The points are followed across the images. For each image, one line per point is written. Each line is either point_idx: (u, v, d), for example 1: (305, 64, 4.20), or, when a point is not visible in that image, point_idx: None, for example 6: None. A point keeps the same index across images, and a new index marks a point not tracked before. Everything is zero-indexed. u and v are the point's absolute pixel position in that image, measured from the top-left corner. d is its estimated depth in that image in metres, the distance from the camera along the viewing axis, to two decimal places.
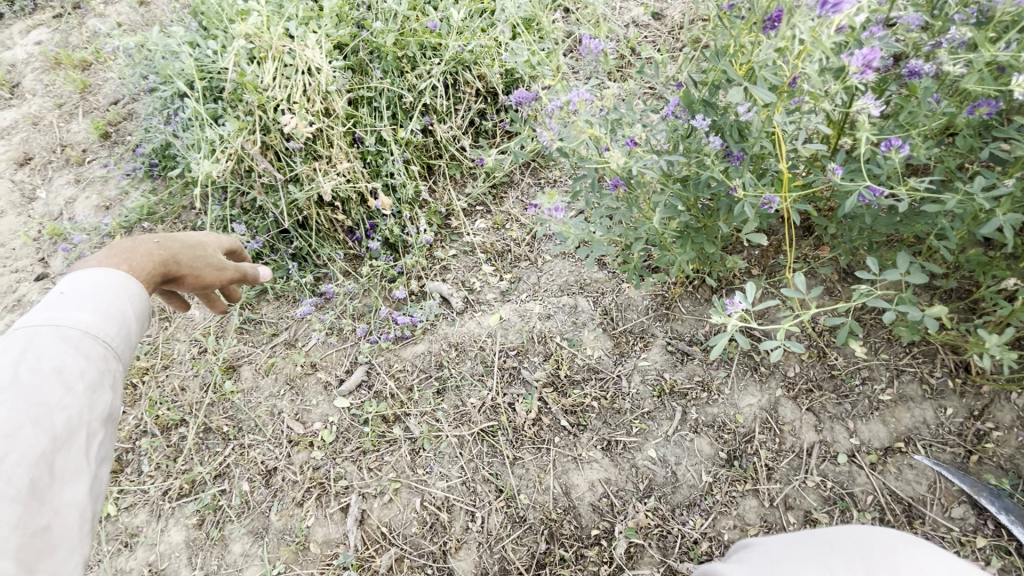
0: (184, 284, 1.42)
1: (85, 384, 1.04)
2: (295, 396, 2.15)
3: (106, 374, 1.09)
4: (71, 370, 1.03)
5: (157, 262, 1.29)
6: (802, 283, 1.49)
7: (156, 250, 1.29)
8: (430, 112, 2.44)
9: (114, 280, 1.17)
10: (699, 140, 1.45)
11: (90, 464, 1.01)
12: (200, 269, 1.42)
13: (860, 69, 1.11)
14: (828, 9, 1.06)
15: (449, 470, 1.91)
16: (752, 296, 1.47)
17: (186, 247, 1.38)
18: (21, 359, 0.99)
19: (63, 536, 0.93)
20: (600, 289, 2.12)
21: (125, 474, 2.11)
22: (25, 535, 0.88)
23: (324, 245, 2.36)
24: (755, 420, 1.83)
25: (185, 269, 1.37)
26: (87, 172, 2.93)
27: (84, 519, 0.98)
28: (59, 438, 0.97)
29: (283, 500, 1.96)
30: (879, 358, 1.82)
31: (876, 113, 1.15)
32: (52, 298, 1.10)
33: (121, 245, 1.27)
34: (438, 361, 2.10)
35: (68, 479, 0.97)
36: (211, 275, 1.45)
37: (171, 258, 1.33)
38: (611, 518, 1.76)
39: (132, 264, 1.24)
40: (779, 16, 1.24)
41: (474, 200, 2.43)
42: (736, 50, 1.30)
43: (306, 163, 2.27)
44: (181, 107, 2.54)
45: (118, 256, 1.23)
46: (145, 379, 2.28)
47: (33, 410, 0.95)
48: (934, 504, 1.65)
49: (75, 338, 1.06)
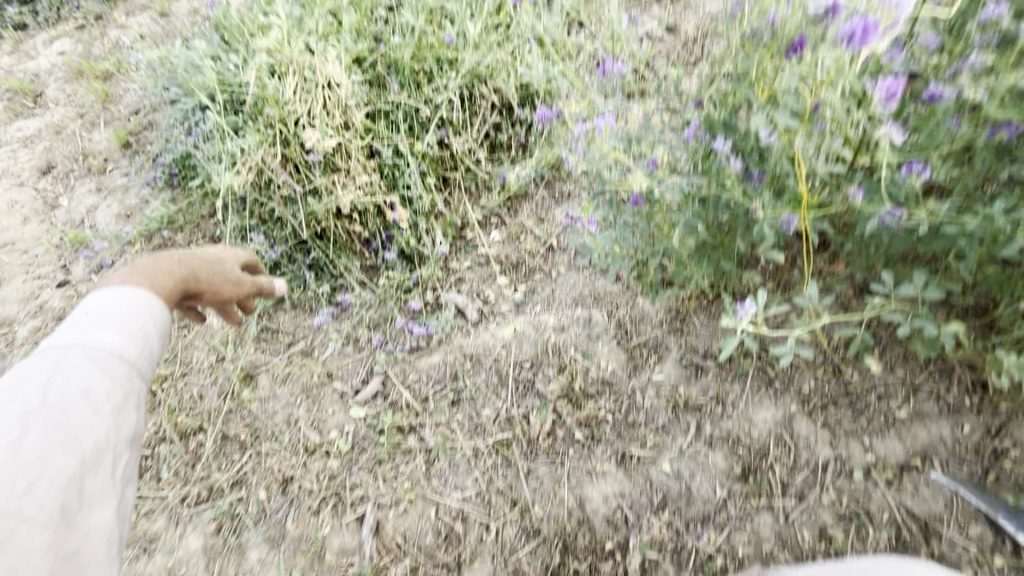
0: (203, 300, 1.47)
1: (112, 406, 1.06)
2: (312, 405, 2.17)
3: (132, 394, 1.11)
4: (97, 392, 1.05)
5: (177, 279, 1.30)
6: (814, 291, 1.54)
7: (177, 267, 1.31)
8: (446, 124, 2.47)
9: (138, 300, 1.18)
10: (720, 162, 1.50)
11: (116, 486, 1.04)
12: (218, 286, 1.47)
13: (883, 99, 1.14)
14: (856, 42, 1.15)
15: (464, 481, 1.93)
16: (763, 302, 1.50)
17: (207, 264, 1.42)
18: (50, 381, 1.02)
19: (91, 560, 0.96)
20: (614, 302, 2.13)
21: (144, 480, 2.14)
22: (57, 561, 0.91)
23: (342, 256, 2.37)
24: (770, 435, 1.84)
25: (205, 286, 1.41)
26: (109, 180, 2.99)
27: (111, 541, 1.01)
28: (87, 461, 1.00)
29: (300, 508, 1.98)
30: (895, 375, 1.82)
31: (899, 140, 1.16)
32: (77, 318, 1.12)
33: (143, 263, 1.29)
34: (453, 372, 2.12)
35: (96, 502, 1.00)
36: (228, 291, 1.51)
37: (191, 275, 1.34)
38: (625, 532, 1.77)
39: (153, 282, 1.24)
40: (802, 43, 1.28)
41: (489, 212, 2.45)
42: (759, 75, 1.39)
43: (325, 175, 2.31)
44: (202, 119, 2.60)
45: (140, 274, 1.24)
46: (164, 386, 2.32)
47: (62, 433, 0.98)
48: (951, 522, 1.65)
49: (101, 359, 1.09)
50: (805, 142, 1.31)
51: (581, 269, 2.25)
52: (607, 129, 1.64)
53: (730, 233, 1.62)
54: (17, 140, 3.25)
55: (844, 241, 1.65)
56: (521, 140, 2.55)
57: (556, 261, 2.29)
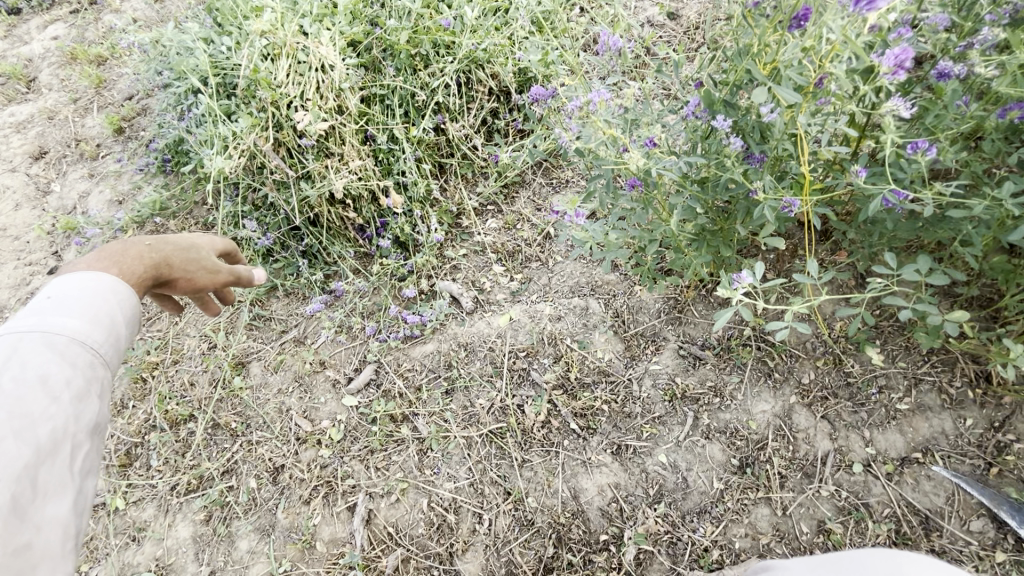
0: (177, 288, 1.41)
1: (71, 395, 1.03)
2: (304, 394, 2.14)
3: (93, 382, 1.08)
4: (56, 379, 1.02)
5: (149, 266, 1.28)
6: (814, 267, 1.48)
7: (148, 253, 1.29)
8: (442, 110, 2.43)
9: (104, 285, 1.17)
10: (720, 142, 1.44)
11: (73, 478, 1.01)
12: (192, 273, 1.41)
13: (892, 69, 1.09)
14: (862, 7, 1.02)
15: (457, 471, 1.90)
16: (760, 273, 1.43)
17: (178, 249, 1.37)
18: (5, 366, 0.99)
19: (45, 554, 0.93)
20: (611, 292, 2.10)
21: (134, 468, 2.11)
22: (6, 553, 0.87)
23: (335, 242, 2.35)
24: (769, 427, 1.80)
25: (177, 272, 1.37)
26: (101, 166, 2.95)
27: (66, 536, 0.97)
28: (43, 451, 0.97)
29: (291, 497, 1.96)
30: (897, 366, 1.79)
31: (907, 116, 1.12)
32: (38, 303, 1.10)
33: (112, 247, 1.27)
34: (447, 361, 2.09)
35: (51, 494, 0.96)
36: (204, 279, 1.44)
37: (163, 262, 1.32)
38: (620, 524, 1.74)
39: (122, 267, 1.23)
40: (807, 15, 1.20)
41: (485, 200, 2.42)
42: (760, 48, 1.27)
43: (318, 160, 2.26)
44: (194, 103, 2.55)
45: (108, 260, 1.23)
46: (155, 374, 2.29)
47: (17, 421, 0.95)
48: (952, 517, 1.61)
49: (61, 345, 1.06)
50: (808, 118, 1.25)
51: (578, 258, 2.21)
52: (602, 104, 1.52)
53: (730, 219, 1.60)
54: (9, 125, 3.20)
55: (846, 228, 1.62)
56: (518, 127, 2.52)
57: (553, 250, 2.26)
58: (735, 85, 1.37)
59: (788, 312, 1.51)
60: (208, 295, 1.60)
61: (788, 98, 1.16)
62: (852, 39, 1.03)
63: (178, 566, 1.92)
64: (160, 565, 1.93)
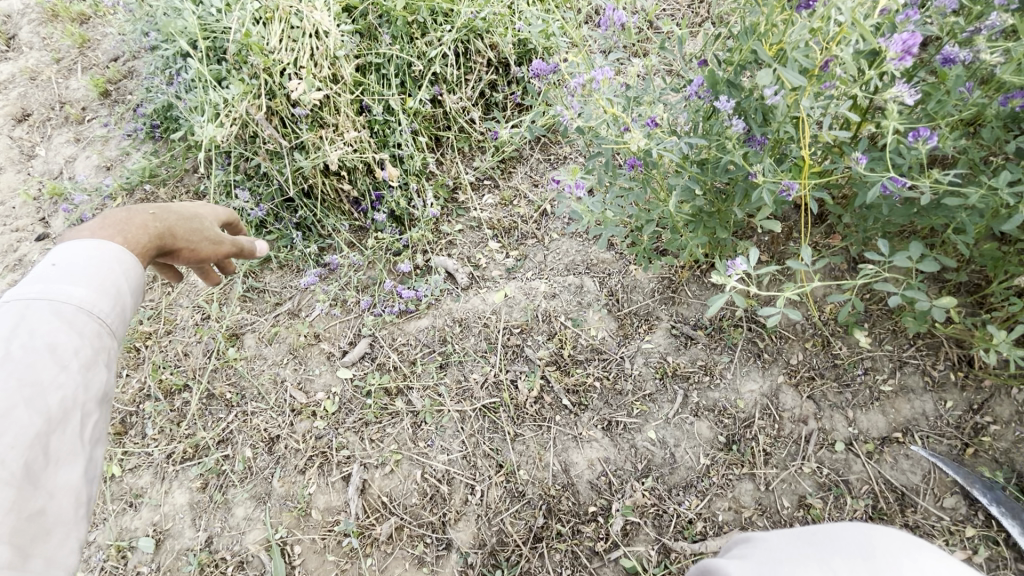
0: (181, 258, 1.39)
1: (80, 363, 1.03)
2: (298, 365, 2.16)
3: (100, 352, 1.08)
4: (64, 347, 1.02)
5: (153, 236, 1.25)
6: (809, 252, 1.47)
7: (151, 223, 1.26)
8: (439, 81, 2.38)
9: (108, 254, 1.15)
10: (721, 123, 1.43)
11: (84, 446, 1.02)
12: (197, 243, 1.38)
13: (898, 55, 1.08)
14: None
15: (450, 444, 1.94)
16: (755, 259, 1.40)
17: (182, 219, 1.35)
18: (14, 333, 0.98)
19: (58, 520, 0.94)
20: (606, 270, 2.11)
21: (129, 436, 2.14)
22: (20, 519, 0.89)
23: (330, 215, 2.32)
24: (756, 406, 1.85)
25: (182, 243, 1.34)
26: (87, 131, 2.88)
27: (79, 502, 0.98)
28: (54, 419, 0.97)
29: (286, 467, 1.99)
30: (883, 349, 1.83)
31: (910, 103, 1.11)
32: (43, 270, 1.09)
33: (116, 215, 1.24)
34: (441, 336, 2.10)
35: (63, 461, 0.97)
36: (208, 249, 1.42)
37: (167, 231, 1.29)
38: (609, 496, 1.79)
39: (127, 236, 1.21)
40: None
41: (482, 174, 2.39)
42: (768, 28, 1.27)
43: (312, 130, 2.21)
44: (183, 67, 2.46)
45: (111, 228, 1.20)
46: (148, 344, 2.30)
47: (27, 390, 0.95)
48: (927, 493, 1.68)
49: (69, 314, 1.05)
50: (812, 102, 1.25)
51: (575, 236, 2.21)
52: (606, 83, 1.45)
53: (728, 201, 1.60)
54: None
55: (842, 212, 1.63)
56: (516, 100, 2.49)
57: (549, 228, 2.25)
58: (739, 65, 1.37)
59: (780, 298, 1.50)
60: (211, 267, 1.57)
61: (792, 81, 1.16)
62: (859, 21, 1.02)
63: (175, 531, 1.96)
64: (157, 530, 1.98)
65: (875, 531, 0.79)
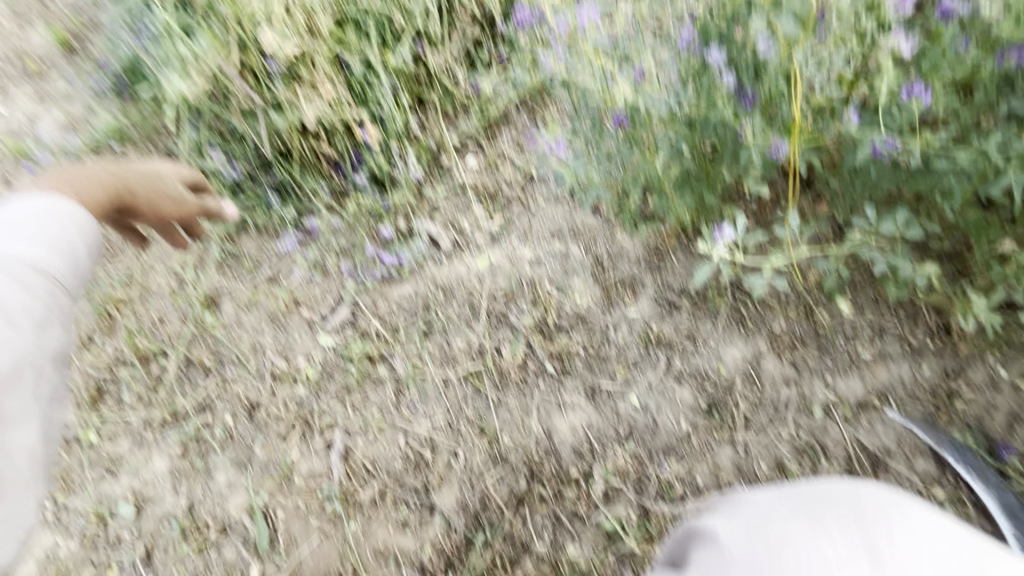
0: (142, 217, 1.32)
1: (34, 322, 0.98)
2: (278, 332, 2.12)
3: (55, 310, 1.03)
4: (16, 306, 0.96)
5: (110, 193, 1.20)
6: (796, 219, 1.50)
7: (109, 180, 1.20)
8: (423, 37, 2.27)
9: (61, 210, 1.09)
10: (712, 78, 1.41)
11: (40, 407, 0.98)
12: (158, 203, 1.32)
13: None
14: None
15: (433, 410, 1.93)
16: (743, 228, 1.43)
17: (142, 178, 1.29)
18: None
19: (17, 481, 0.92)
20: (592, 237, 2.08)
21: (106, 403, 2.10)
22: None
23: (308, 177, 2.23)
24: (738, 372, 1.86)
25: (142, 202, 1.28)
26: (48, 86, 2.72)
27: (37, 463, 0.96)
28: (7, 380, 0.92)
29: (268, 433, 1.97)
30: (865, 317, 1.85)
31: (902, 55, 1.15)
32: None
33: (68, 171, 1.18)
34: (424, 303, 2.07)
35: (19, 423, 0.94)
36: (171, 210, 1.35)
37: (125, 188, 1.23)
38: (591, 461, 1.80)
39: (81, 192, 1.15)
40: None
41: (466, 137, 2.31)
42: None
43: (288, 88, 2.09)
44: (149, 18, 2.32)
45: (65, 184, 1.14)
46: (122, 310, 2.24)
47: None
48: (899, 457, 1.72)
49: (19, 271, 0.98)
50: (803, 56, 1.23)
51: (561, 202, 2.16)
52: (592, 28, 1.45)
53: (717, 163, 1.57)
54: None
55: (830, 178, 1.60)
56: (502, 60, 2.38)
57: (535, 193, 2.20)
58: (732, 17, 1.35)
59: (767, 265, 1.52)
60: (176, 230, 1.51)
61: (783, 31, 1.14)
62: None
63: (156, 497, 1.95)
64: (138, 496, 1.96)
65: (863, 491, 0.79)
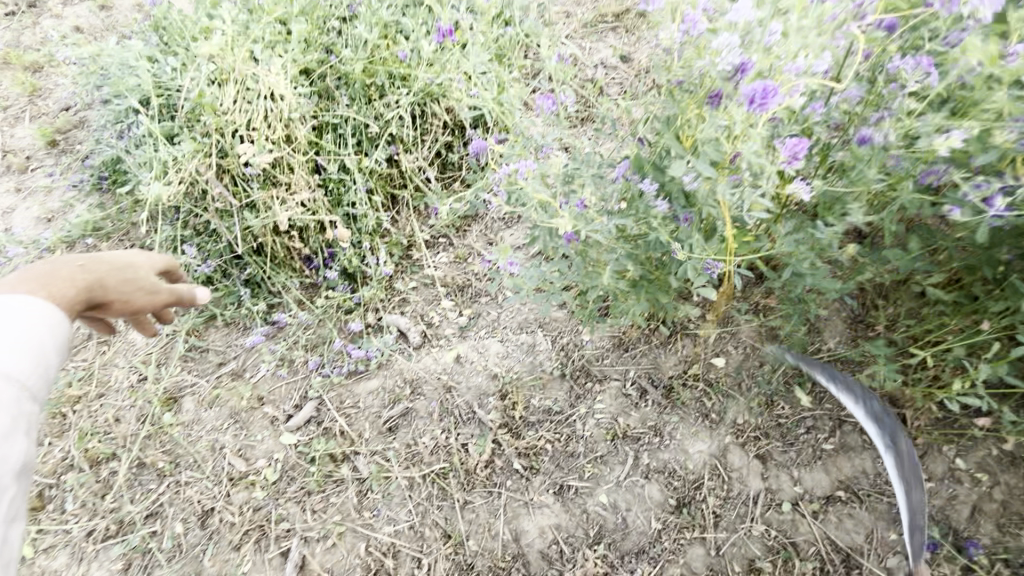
0: (111, 310, 1.38)
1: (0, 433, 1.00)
2: (239, 430, 2.05)
3: (21, 418, 1.05)
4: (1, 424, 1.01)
5: (81, 289, 1.26)
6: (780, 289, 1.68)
7: (79, 274, 1.27)
8: (396, 141, 2.44)
9: (37, 314, 1.15)
10: (647, 203, 1.64)
11: None
12: (128, 294, 1.38)
13: (790, 158, 1.39)
14: (756, 105, 1.35)
15: (396, 514, 1.86)
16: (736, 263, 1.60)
17: (114, 270, 1.35)
18: None
19: None
20: (558, 330, 2.12)
21: (46, 512, 1.97)
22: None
23: (279, 272, 2.30)
24: (704, 467, 1.86)
25: (112, 294, 1.34)
26: (30, 181, 2.67)
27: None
28: None
29: (219, 543, 1.87)
30: (823, 408, 1.89)
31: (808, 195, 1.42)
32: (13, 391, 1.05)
33: (38, 268, 1.24)
34: (391, 397, 2.05)
35: None
36: (142, 300, 1.41)
37: (97, 283, 1.30)
38: (560, 566, 1.75)
39: (50, 290, 1.21)
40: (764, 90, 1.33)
41: (438, 233, 2.40)
42: (683, 122, 1.56)
43: (263, 189, 2.27)
44: (135, 123, 2.50)
45: (34, 282, 1.20)
46: (77, 409, 2.15)
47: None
48: (871, 554, 1.72)
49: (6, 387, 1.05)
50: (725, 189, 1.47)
51: None
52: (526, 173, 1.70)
53: (665, 270, 1.75)
54: None
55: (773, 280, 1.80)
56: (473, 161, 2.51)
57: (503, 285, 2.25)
58: (661, 152, 1.63)
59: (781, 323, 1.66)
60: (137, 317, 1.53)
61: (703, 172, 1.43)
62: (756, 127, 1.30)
63: None
64: None
65: None
